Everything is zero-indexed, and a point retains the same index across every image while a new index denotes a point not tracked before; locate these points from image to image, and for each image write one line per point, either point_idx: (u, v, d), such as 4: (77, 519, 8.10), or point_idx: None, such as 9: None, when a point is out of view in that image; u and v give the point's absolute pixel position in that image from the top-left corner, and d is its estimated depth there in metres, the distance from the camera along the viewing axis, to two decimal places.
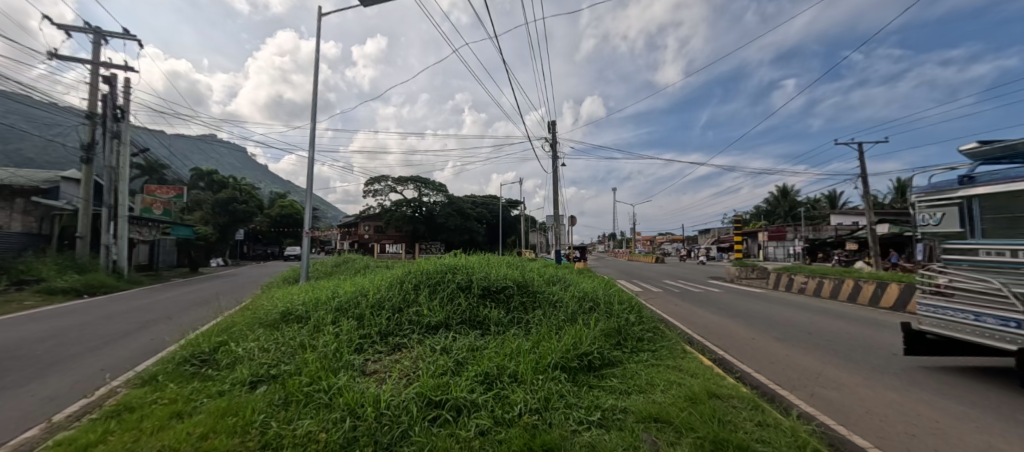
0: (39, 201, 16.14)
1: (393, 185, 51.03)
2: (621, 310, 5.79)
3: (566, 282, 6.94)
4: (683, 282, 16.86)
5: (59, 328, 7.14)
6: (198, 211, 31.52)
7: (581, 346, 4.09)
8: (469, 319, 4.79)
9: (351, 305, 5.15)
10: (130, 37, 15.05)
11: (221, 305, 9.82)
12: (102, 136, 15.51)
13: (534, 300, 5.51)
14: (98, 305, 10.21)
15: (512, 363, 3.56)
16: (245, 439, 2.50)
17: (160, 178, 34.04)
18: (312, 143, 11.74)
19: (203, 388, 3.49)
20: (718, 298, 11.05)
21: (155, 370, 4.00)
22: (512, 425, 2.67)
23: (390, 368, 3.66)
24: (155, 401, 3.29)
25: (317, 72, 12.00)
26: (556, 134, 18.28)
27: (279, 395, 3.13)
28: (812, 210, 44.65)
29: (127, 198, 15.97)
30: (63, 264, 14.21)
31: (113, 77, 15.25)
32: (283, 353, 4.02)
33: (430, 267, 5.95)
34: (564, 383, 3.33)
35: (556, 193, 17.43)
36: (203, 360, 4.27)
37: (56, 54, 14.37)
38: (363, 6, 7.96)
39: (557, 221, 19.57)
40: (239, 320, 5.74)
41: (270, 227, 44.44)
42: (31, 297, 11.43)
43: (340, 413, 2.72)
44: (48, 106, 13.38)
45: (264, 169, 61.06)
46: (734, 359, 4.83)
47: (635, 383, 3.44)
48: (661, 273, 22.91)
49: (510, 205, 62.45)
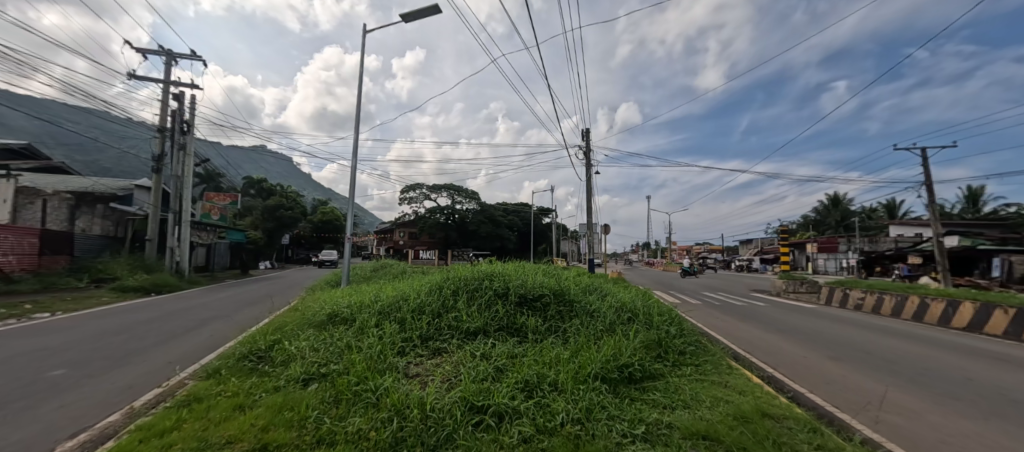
0: (116, 207, 17.99)
1: (427, 192, 52.47)
2: (660, 322, 5.63)
3: (603, 291, 6.86)
4: (724, 294, 16.15)
5: (131, 323, 7.85)
6: (249, 217, 33.82)
7: (620, 357, 4.01)
8: (507, 326, 4.84)
9: (393, 309, 5.33)
10: (196, 58, 16.52)
11: (272, 306, 10.51)
12: (170, 148, 16.95)
13: (572, 309, 5.47)
14: (162, 303, 11.14)
15: (551, 372, 3.55)
16: (302, 433, 2.66)
17: (216, 186, 37.08)
18: (354, 152, 12.30)
19: (259, 384, 3.72)
20: (763, 312, 10.53)
21: (218, 364, 4.31)
22: (554, 434, 2.68)
23: (431, 372, 3.75)
24: (218, 393, 3.55)
25: (360, 84, 12.58)
26: (589, 141, 18.20)
27: (330, 393, 3.29)
28: (867, 220, 41.45)
29: (189, 205, 17.35)
30: (134, 265, 15.68)
31: (182, 94, 16.76)
32: (331, 353, 4.21)
33: (467, 273, 6.08)
34: (605, 394, 3.29)
35: (588, 200, 17.31)
36: (259, 357, 4.54)
37: (134, 75, 16.04)
38: (405, 21, 8.37)
39: (589, 228, 19.13)
40: (290, 320, 6.06)
41: (312, 233, 46.75)
42: (106, 294, 12.66)
43: (388, 414, 2.83)
44: (125, 121, 14.89)
45: (307, 178, 65.15)
46: (785, 377, 4.58)
47: (679, 398, 3.33)
48: (704, 285, 21.99)
49: (541, 213, 62.04)
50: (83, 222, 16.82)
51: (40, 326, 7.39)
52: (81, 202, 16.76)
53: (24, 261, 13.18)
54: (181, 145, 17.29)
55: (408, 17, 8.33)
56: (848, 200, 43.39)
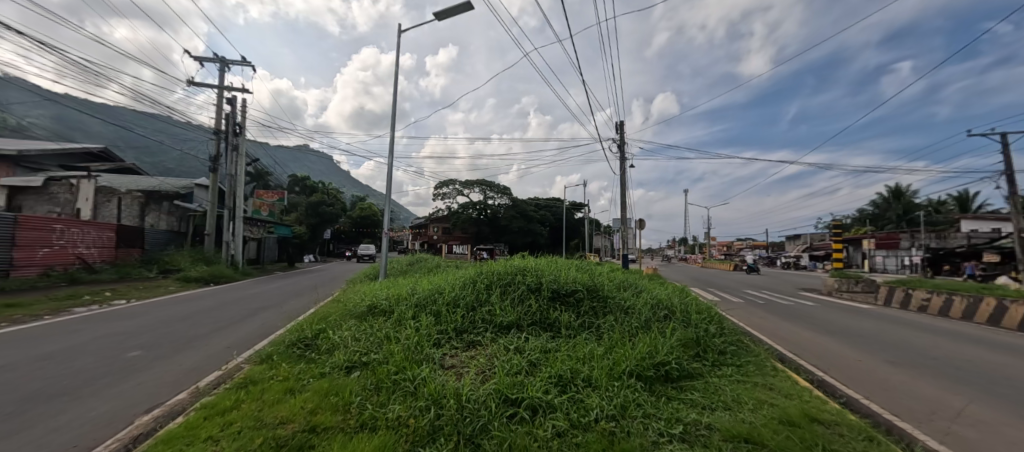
0: (179, 204, 19.71)
1: (460, 188, 53.35)
2: (698, 320, 5.44)
3: (638, 288, 6.72)
4: (768, 292, 15.30)
5: (193, 311, 8.60)
6: (295, 213, 35.89)
7: (656, 355, 3.92)
8: (540, 320, 4.86)
9: (429, 302, 5.51)
10: (246, 63, 17.62)
11: (317, 297, 11.15)
12: (224, 149, 18.25)
13: (605, 305, 5.41)
14: (220, 293, 12.11)
15: (585, 368, 3.54)
16: (346, 417, 2.83)
17: (265, 184, 39.64)
18: (391, 150, 12.71)
19: (307, 369, 3.98)
20: (811, 312, 9.90)
21: (271, 349, 4.65)
22: (588, 429, 2.68)
23: (467, 364, 3.85)
24: (271, 377, 3.83)
25: (395, 83, 12.91)
26: (623, 134, 17.76)
27: (371, 380, 3.47)
28: (934, 214, 37.79)
29: (242, 202, 18.65)
30: (196, 257, 17.13)
31: (234, 98, 17.96)
32: (371, 343, 4.41)
33: (500, 268, 6.15)
34: (640, 392, 3.23)
35: (623, 195, 16.92)
36: (307, 344, 4.84)
37: (193, 81, 17.36)
38: (438, 19, 8.51)
39: (623, 223, 18.72)
40: (333, 310, 6.41)
41: (351, 228, 48.87)
42: (173, 284, 13.93)
43: (426, 402, 2.95)
44: (186, 125, 16.19)
45: (346, 176, 68.19)
46: (837, 381, 4.30)
47: (719, 400, 3.21)
48: (747, 282, 20.93)
49: (573, 208, 61.39)
50: (152, 218, 18.75)
51: (118, 312, 8.27)
52: (150, 199, 18.60)
53: (104, 253, 14.74)
54: (234, 146, 18.56)
55: (441, 16, 8.46)
56: (912, 192, 39.72)
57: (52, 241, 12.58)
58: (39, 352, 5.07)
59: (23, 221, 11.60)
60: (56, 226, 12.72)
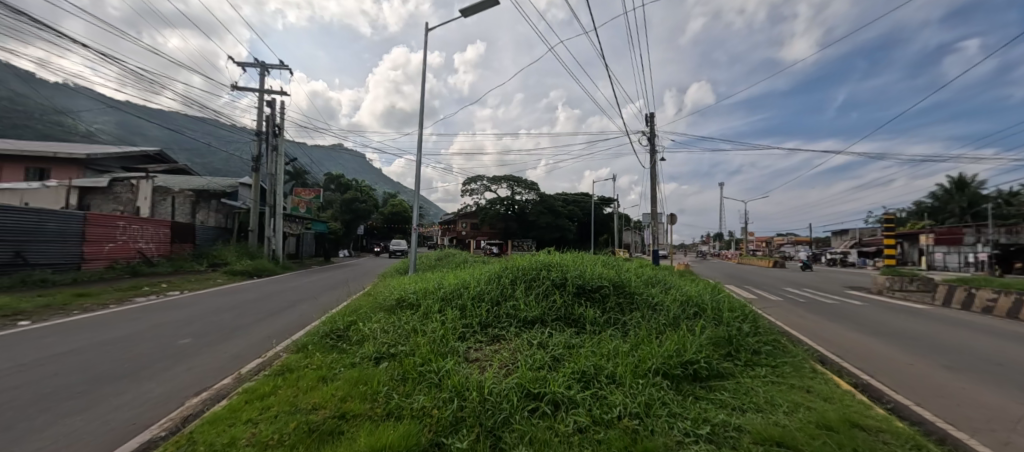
0: (226, 202, 21.08)
1: (487, 184, 53.74)
2: (731, 318, 5.22)
3: (667, 284, 6.53)
4: (810, 290, 14.43)
5: (238, 302, 9.21)
6: (330, 210, 37.49)
7: (684, 353, 3.80)
8: (565, 316, 4.83)
9: (454, 296, 5.61)
10: (283, 67, 18.49)
11: (349, 290, 11.61)
12: (265, 149, 19.28)
13: (632, 301, 5.29)
14: (262, 285, 12.88)
15: (609, 364, 3.49)
16: (373, 405, 2.94)
17: (303, 182, 41.66)
18: (419, 147, 12.99)
19: (339, 359, 4.17)
20: (858, 311, 9.25)
21: (306, 340, 4.90)
22: (611, 426, 2.63)
23: (490, 358, 3.89)
24: (305, 366, 4.04)
25: (423, 81, 13.12)
26: (653, 126, 17.24)
27: (398, 371, 3.58)
28: (1007, 206, 34.25)
29: (281, 200, 19.67)
30: (241, 252, 18.31)
31: (273, 100, 18.93)
32: (399, 335, 4.55)
33: (525, 263, 6.15)
34: (666, 391, 3.14)
35: (653, 188, 16.45)
36: (339, 335, 5.07)
37: (237, 86, 18.45)
38: (464, 16, 8.55)
39: (653, 218, 18.22)
40: (364, 303, 6.67)
41: (383, 224, 50.47)
42: (221, 276, 14.97)
43: (449, 394, 3.01)
44: (230, 127, 17.25)
45: (378, 174, 70.41)
46: (884, 385, 4.00)
47: (751, 401, 3.07)
48: (789, 279, 19.84)
49: (602, 203, 60.36)
50: (202, 215, 20.23)
51: (172, 302, 8.99)
52: (200, 197, 20.02)
53: (161, 247, 16.03)
54: (274, 146, 19.57)
55: (467, 12, 8.51)
56: (980, 182, 36.17)
57: (115, 237, 13.80)
58: (105, 338, 5.62)
59: (91, 218, 12.78)
60: (119, 223, 13.91)
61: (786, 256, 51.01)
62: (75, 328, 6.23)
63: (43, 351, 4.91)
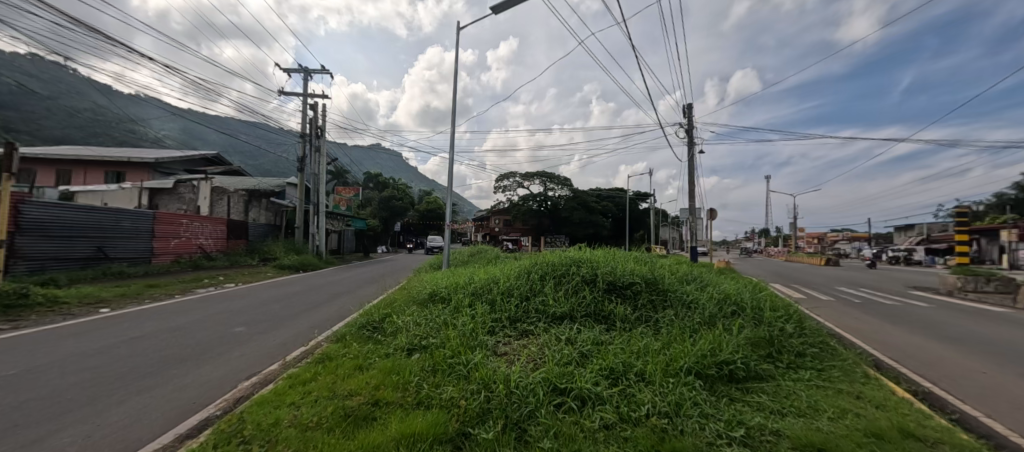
0: (275, 201, 22.58)
1: (520, 181, 53.80)
2: (773, 318, 4.93)
3: (703, 281, 6.27)
4: (868, 291, 13.29)
5: (286, 295, 9.89)
6: (370, 207, 39.13)
7: (720, 353, 3.64)
8: (594, 312, 4.76)
9: (485, 291, 5.70)
10: (325, 71, 19.44)
11: (386, 285, 12.10)
12: (309, 150, 20.42)
13: (665, 298, 5.14)
14: (307, 279, 13.71)
15: (639, 362, 3.42)
16: (405, 394, 3.06)
17: (344, 181, 43.78)
18: (452, 145, 13.27)
19: (374, 350, 4.37)
20: (923, 314, 8.43)
21: (345, 330, 5.19)
22: (638, 424, 2.59)
23: (518, 352, 3.92)
24: (344, 355, 4.27)
25: (456, 80, 13.34)
26: (691, 117, 16.52)
27: (428, 362, 3.71)
28: None
29: (324, 198, 20.80)
30: (288, 247, 19.60)
31: (315, 104, 19.97)
32: (430, 328, 4.69)
33: (555, 259, 6.12)
34: (699, 391, 3.03)
35: (691, 182, 15.79)
36: (374, 327, 5.31)
37: (283, 92, 19.64)
38: (495, 13, 8.60)
39: (691, 213, 17.48)
40: (399, 297, 6.94)
41: (419, 221, 52.00)
42: (271, 270, 16.13)
43: (477, 386, 3.08)
44: (278, 130, 18.44)
45: (414, 172, 72.63)
46: (951, 394, 3.61)
47: (792, 405, 2.90)
48: (845, 278, 18.36)
49: (638, 198, 58.66)
50: (255, 213, 21.78)
51: (229, 294, 9.78)
52: (253, 197, 21.55)
53: (219, 243, 17.49)
54: (316, 147, 20.68)
55: (498, 9, 8.54)
56: None
57: (180, 233, 15.18)
58: (171, 325, 6.23)
59: (159, 217, 14.16)
60: (183, 221, 15.32)
61: (842, 254, 47.16)
62: (148, 315, 6.96)
63: (121, 335, 5.53)
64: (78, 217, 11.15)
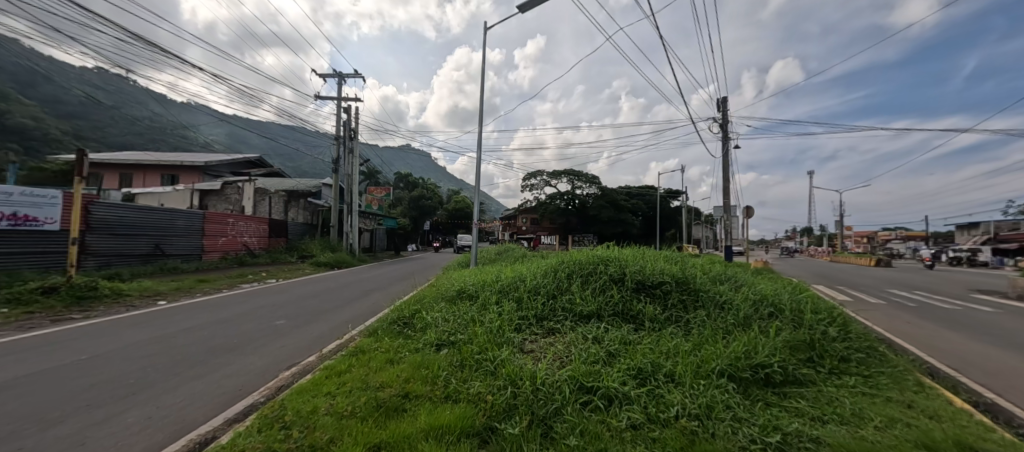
0: (312, 201, 23.73)
1: (547, 179, 53.56)
2: (815, 320, 4.69)
3: (738, 281, 6.03)
4: (925, 294, 12.27)
5: (323, 290, 10.38)
6: (400, 207, 40.26)
7: (755, 356, 3.50)
8: (622, 312, 4.69)
9: (511, 289, 5.75)
10: (357, 75, 20.17)
11: (416, 282, 12.43)
12: (343, 151, 21.29)
13: (696, 299, 4.99)
14: (342, 276, 14.32)
15: (668, 363, 3.35)
16: (433, 388, 3.16)
17: (376, 181, 45.29)
18: (479, 144, 13.44)
19: (404, 344, 4.52)
20: (989, 319, 7.70)
21: (378, 325, 5.40)
22: (667, 425, 2.55)
23: (544, 349, 3.94)
24: (376, 348, 4.45)
25: (483, 80, 13.44)
26: (726, 111, 15.85)
27: (456, 358, 3.80)
28: None
29: (357, 198, 21.63)
30: (324, 245, 20.55)
31: (349, 107, 20.77)
32: (458, 325, 4.80)
33: (582, 258, 6.07)
34: (732, 394, 2.94)
35: (726, 179, 15.18)
36: (405, 322, 5.49)
37: (319, 96, 20.57)
38: (522, 11, 8.63)
39: (726, 211, 16.78)
40: (428, 294, 7.12)
41: (448, 220, 52.96)
42: (309, 267, 17.00)
43: (503, 382, 3.13)
44: (314, 133, 19.35)
45: (443, 172, 74.01)
46: (1018, 407, 3.31)
47: (835, 412, 2.75)
48: (899, 281, 17.03)
49: (670, 196, 56.88)
50: (294, 212, 22.98)
51: (270, 289, 10.40)
52: (292, 197, 22.75)
53: (261, 241, 18.60)
54: (350, 149, 21.52)
55: (525, 7, 8.56)
56: None
57: (227, 232, 16.27)
58: (219, 317, 6.70)
59: (209, 216, 15.24)
60: (230, 220, 16.41)
61: (897, 254, 43.66)
62: (199, 308, 7.53)
63: (176, 326, 6.02)
64: (140, 217, 12.22)
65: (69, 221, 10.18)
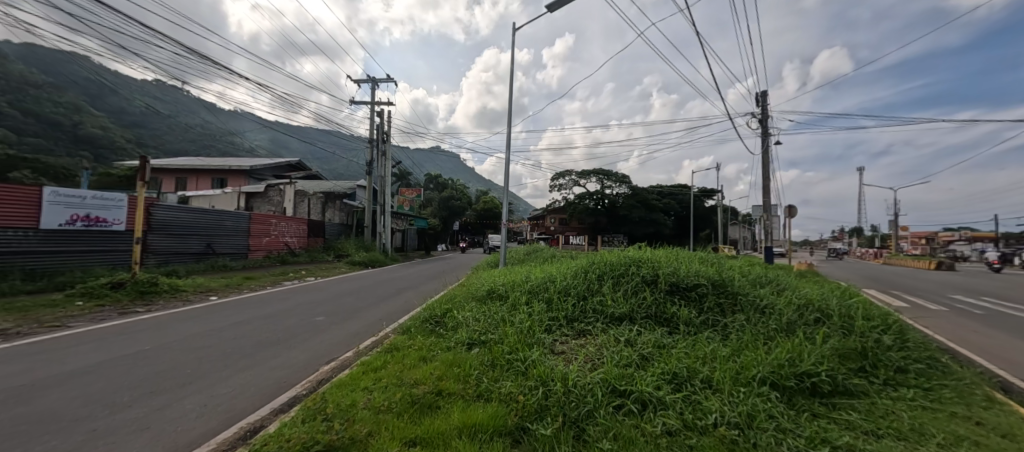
0: (347, 202, 24.74)
1: (576, 179, 53.01)
2: (867, 327, 4.39)
3: (781, 285, 5.74)
4: (994, 300, 11.20)
5: (358, 288, 10.80)
6: (430, 207, 41.16)
7: (800, 364, 3.33)
8: (655, 315, 4.58)
9: (541, 289, 5.76)
10: (389, 80, 20.82)
11: (446, 281, 12.68)
12: (376, 154, 22.04)
13: (735, 302, 4.79)
14: (375, 274, 14.83)
15: (705, 368, 3.25)
16: (466, 386, 3.23)
17: (407, 183, 46.54)
18: (508, 145, 13.53)
19: (437, 342, 4.63)
20: None
21: (411, 323, 5.56)
22: (705, 433, 2.46)
23: (576, 351, 3.92)
24: (409, 346, 4.59)
25: (511, 81, 13.49)
26: (766, 105, 15.09)
27: (487, 357, 3.85)
28: None
29: (389, 199, 22.34)
30: (359, 244, 21.39)
31: (381, 111, 21.47)
32: (489, 324, 4.86)
33: (613, 258, 5.99)
34: (775, 403, 2.81)
35: (766, 177, 14.45)
36: (437, 320, 5.61)
37: (354, 101, 21.40)
38: (551, 11, 8.61)
39: (766, 211, 15.96)
40: (458, 293, 7.25)
41: (476, 220, 53.57)
42: (345, 265, 17.75)
43: (535, 382, 3.14)
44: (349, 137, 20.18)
45: (472, 173, 74.96)
46: None
47: (890, 426, 2.57)
48: (965, 286, 15.58)
49: (704, 195, 54.76)
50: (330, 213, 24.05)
51: (310, 286, 10.93)
52: (329, 199, 23.82)
53: (302, 240, 19.61)
54: (382, 151, 22.25)
55: (554, 7, 8.53)
56: None
57: (271, 232, 17.27)
58: (264, 313, 7.13)
59: (255, 218, 16.24)
60: (273, 221, 17.40)
61: (964, 257, 39.85)
62: (245, 304, 8.03)
63: (225, 321, 6.45)
64: (194, 218, 13.19)
65: (134, 222, 11.12)
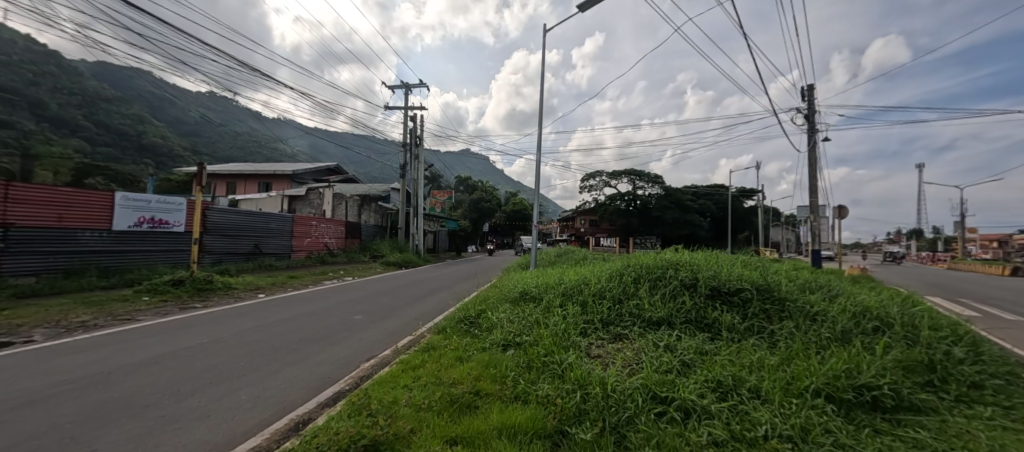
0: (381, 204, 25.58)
1: (606, 179, 52.10)
2: (935, 338, 4.04)
3: (834, 291, 5.39)
4: None
5: (393, 288, 11.14)
6: (460, 209, 41.78)
7: (859, 376, 3.12)
8: (696, 320, 4.43)
9: (575, 292, 5.71)
10: (420, 85, 21.35)
11: (477, 282, 12.84)
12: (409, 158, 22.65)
13: (782, 309, 4.56)
14: (409, 274, 15.24)
15: (753, 377, 3.11)
16: (503, 387, 3.26)
17: (438, 185, 47.53)
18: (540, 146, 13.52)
19: (472, 343, 4.70)
20: None
21: (445, 323, 5.67)
22: (754, 445, 2.35)
23: (613, 355, 3.86)
24: (445, 345, 4.69)
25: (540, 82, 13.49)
26: (813, 99, 14.23)
27: (523, 359, 3.86)
28: None
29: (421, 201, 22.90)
30: (393, 245, 22.07)
31: (413, 115, 22.05)
32: (523, 326, 4.87)
33: (650, 261, 5.85)
34: (832, 417, 2.64)
35: (814, 176, 13.63)
36: (471, 321, 5.68)
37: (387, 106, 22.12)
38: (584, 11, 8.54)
39: (814, 212, 15.05)
40: (491, 294, 7.32)
41: (505, 221, 53.84)
42: (380, 265, 18.36)
43: (572, 386, 3.12)
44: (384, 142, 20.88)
45: (501, 175, 75.47)
46: None
47: (966, 447, 2.35)
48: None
49: (743, 195, 52.27)
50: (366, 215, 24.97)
51: (347, 286, 11.39)
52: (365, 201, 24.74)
53: (340, 241, 20.48)
54: (414, 154, 22.82)
55: (587, 7, 8.45)
56: None
57: (312, 233, 18.15)
58: (306, 311, 7.49)
59: (297, 220, 17.13)
60: (314, 223, 18.28)
61: None
62: (290, 301, 8.48)
63: (272, 317, 6.84)
64: (244, 220, 14.09)
65: (192, 223, 12.02)
